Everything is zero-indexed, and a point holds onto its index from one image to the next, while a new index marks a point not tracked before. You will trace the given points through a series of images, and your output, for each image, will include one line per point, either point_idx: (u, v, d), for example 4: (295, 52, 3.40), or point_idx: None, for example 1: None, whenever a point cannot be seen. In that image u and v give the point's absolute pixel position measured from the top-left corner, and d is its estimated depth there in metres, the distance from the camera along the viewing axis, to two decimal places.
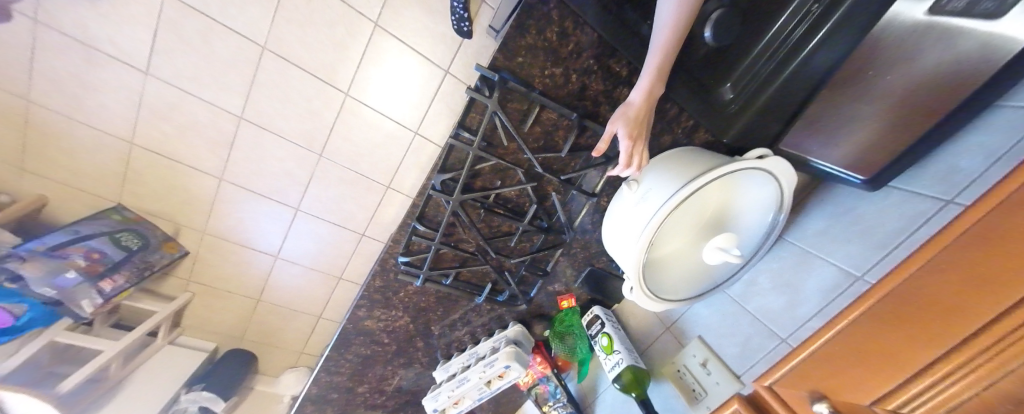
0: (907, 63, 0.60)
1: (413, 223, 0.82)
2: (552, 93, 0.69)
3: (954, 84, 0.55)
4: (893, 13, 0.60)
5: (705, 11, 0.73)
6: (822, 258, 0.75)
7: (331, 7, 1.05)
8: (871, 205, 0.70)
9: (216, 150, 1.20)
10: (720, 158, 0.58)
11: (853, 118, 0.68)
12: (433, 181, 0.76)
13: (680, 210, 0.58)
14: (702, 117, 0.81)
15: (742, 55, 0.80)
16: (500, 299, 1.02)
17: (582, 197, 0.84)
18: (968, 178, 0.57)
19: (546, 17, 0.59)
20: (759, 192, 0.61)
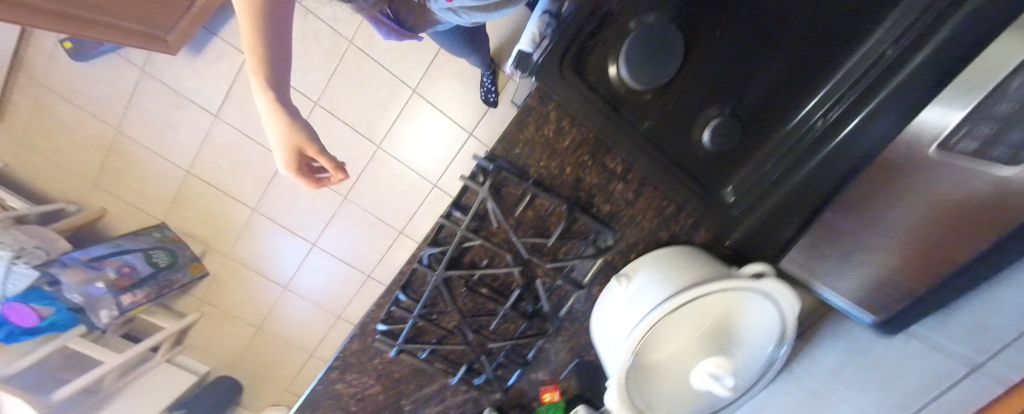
0: (913, 195, 0.52)
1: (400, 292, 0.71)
2: (549, 185, 0.53)
3: (951, 223, 0.46)
4: (921, 125, 0.50)
5: (705, 114, 0.54)
6: (833, 401, 0.66)
7: (379, 76, 1.27)
8: (888, 350, 0.59)
9: (257, 185, 1.34)
10: (715, 268, 0.54)
11: (863, 247, 0.60)
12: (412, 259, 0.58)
13: (670, 321, 0.53)
14: (728, 226, 0.63)
15: (759, 142, 0.60)
16: (476, 382, 0.94)
17: (567, 287, 0.74)
18: (999, 340, 0.42)
19: (543, 115, 0.49)
20: (761, 311, 0.55)
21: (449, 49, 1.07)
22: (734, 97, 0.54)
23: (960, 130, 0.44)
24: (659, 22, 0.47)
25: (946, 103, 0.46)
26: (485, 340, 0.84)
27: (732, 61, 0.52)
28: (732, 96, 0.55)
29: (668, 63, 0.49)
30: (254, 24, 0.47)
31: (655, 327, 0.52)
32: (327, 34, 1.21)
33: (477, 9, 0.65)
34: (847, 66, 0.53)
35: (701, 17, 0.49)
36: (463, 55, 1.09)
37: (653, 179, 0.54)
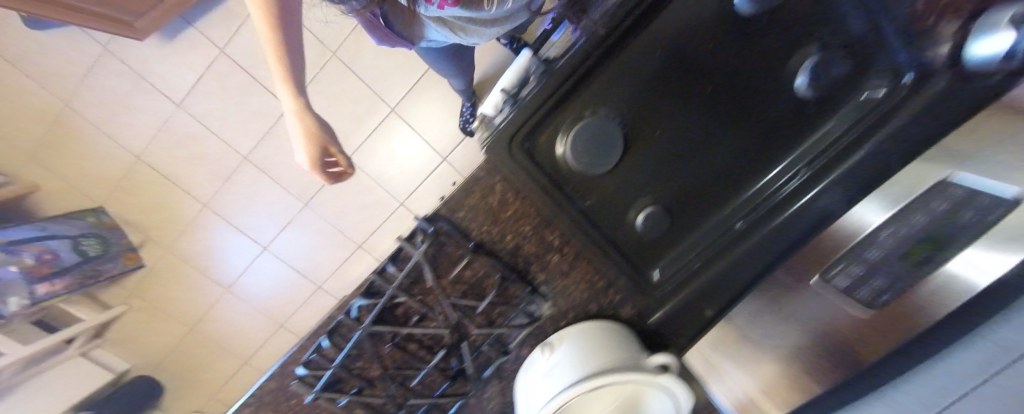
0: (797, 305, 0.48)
1: (305, 355, 0.55)
2: (489, 250, 0.54)
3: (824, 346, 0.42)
4: (856, 215, 0.46)
5: (635, 197, 0.55)
6: None
7: (359, 91, 1.27)
8: None
9: (213, 181, 1.29)
10: (628, 352, 0.54)
11: (747, 355, 0.55)
12: (337, 310, 0.53)
13: (580, 402, 0.53)
14: (661, 315, 0.62)
15: (685, 233, 0.58)
16: None
17: (492, 352, 0.61)
18: None
19: (489, 189, 0.51)
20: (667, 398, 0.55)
21: (435, 66, 1.04)
22: (673, 184, 0.55)
23: (847, 263, 0.43)
24: (608, 121, 0.51)
25: (882, 201, 0.43)
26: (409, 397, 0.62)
27: (663, 162, 0.54)
28: (657, 191, 0.55)
29: (610, 157, 0.51)
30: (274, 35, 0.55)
31: (563, 408, 0.52)
32: (312, 43, 1.20)
33: (477, 23, 0.69)
34: (799, 149, 0.53)
35: (635, 121, 0.52)
36: (449, 75, 1.07)
37: (578, 256, 0.57)
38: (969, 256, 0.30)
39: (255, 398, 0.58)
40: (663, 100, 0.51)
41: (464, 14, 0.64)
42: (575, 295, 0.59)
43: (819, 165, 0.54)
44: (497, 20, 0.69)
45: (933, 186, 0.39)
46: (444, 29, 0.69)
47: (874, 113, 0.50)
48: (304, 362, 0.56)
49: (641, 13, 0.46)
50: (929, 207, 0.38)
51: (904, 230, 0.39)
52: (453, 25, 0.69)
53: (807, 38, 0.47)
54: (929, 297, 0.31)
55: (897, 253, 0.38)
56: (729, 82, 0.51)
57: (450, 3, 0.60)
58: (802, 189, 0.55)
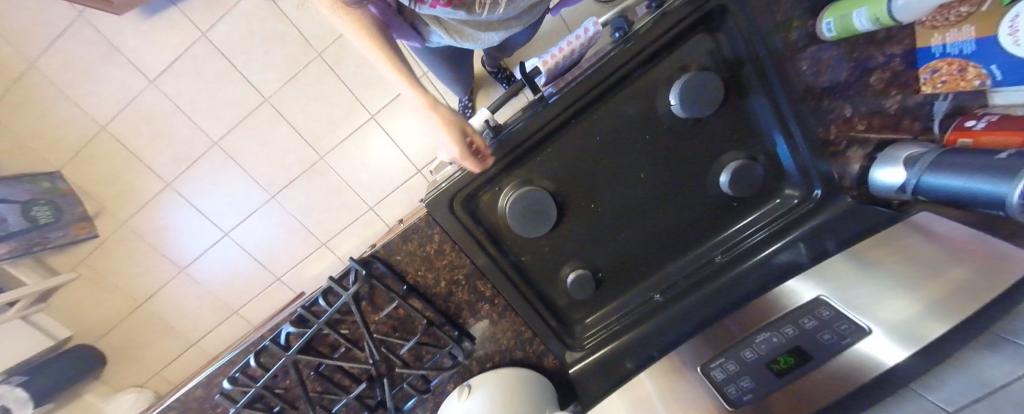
0: (674, 389, 0.46)
1: (231, 371, 0.54)
2: (422, 291, 0.56)
3: None
4: (786, 288, 0.49)
5: (566, 259, 0.59)
6: None
7: (339, 94, 1.28)
8: None
9: (178, 161, 1.28)
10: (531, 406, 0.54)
11: None
12: (266, 335, 0.53)
13: None
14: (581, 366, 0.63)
15: (613, 296, 0.62)
16: None
17: (412, 390, 0.61)
18: None
19: (427, 238, 0.53)
20: None
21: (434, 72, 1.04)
22: (607, 252, 0.59)
23: (728, 357, 0.45)
24: (547, 190, 0.54)
25: (812, 280, 0.47)
26: None
27: (597, 231, 0.58)
28: (588, 255, 0.59)
29: (545, 224, 0.54)
30: (391, 59, 0.61)
31: None
32: (298, 41, 1.20)
33: (472, 26, 0.72)
34: (718, 236, 0.60)
35: (574, 192, 0.56)
36: (445, 81, 1.08)
37: (505, 307, 0.60)
38: (873, 336, 0.37)
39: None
40: (601, 176, 0.55)
41: (458, 16, 0.66)
42: (500, 341, 0.62)
43: (734, 256, 0.59)
44: (492, 24, 0.73)
45: (800, 304, 0.46)
46: (443, 31, 0.72)
47: (783, 219, 0.58)
48: (230, 376, 0.55)
49: (587, 102, 0.50)
50: (800, 322, 0.44)
51: (776, 339, 0.44)
52: (449, 27, 0.72)
53: (735, 144, 0.54)
54: (836, 380, 0.37)
55: (768, 358, 0.43)
56: (665, 170, 0.55)
57: (442, 3, 0.61)
58: (720, 272, 0.60)
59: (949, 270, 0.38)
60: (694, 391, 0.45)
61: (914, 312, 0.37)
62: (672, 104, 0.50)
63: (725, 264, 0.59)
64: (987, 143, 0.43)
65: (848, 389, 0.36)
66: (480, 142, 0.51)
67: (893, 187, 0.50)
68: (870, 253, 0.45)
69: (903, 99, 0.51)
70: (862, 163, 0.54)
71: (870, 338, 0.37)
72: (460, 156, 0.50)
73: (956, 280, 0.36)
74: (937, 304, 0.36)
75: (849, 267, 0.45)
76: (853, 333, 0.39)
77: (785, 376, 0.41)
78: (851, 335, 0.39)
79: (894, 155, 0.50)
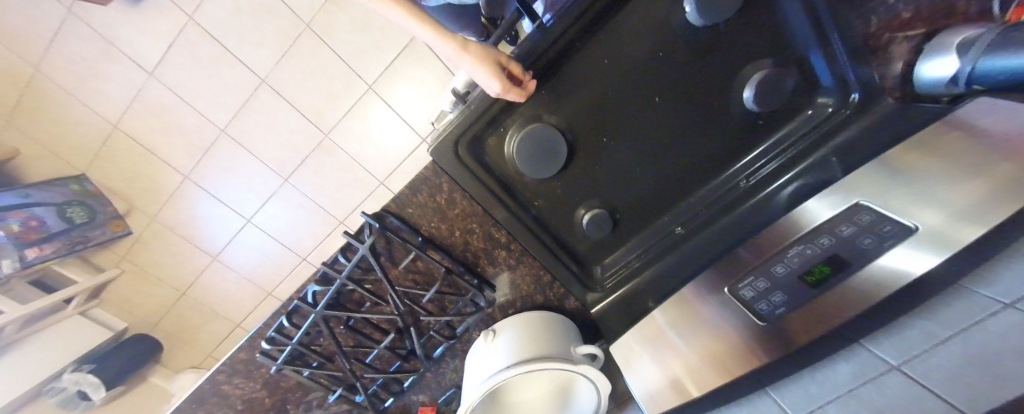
0: (697, 316, 0.48)
1: (268, 332, 0.55)
2: (437, 242, 0.55)
3: (744, 360, 0.41)
4: (804, 209, 0.46)
5: (580, 199, 0.57)
6: None
7: (335, 66, 1.25)
8: None
9: (192, 152, 1.30)
10: (557, 343, 0.55)
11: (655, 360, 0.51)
12: (294, 295, 0.53)
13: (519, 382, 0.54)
14: (603, 305, 0.63)
15: (630, 234, 0.61)
16: (383, 407, 0.68)
17: (440, 337, 0.63)
18: None
19: (437, 187, 0.51)
20: (586, 385, 0.57)
21: None
22: (623, 187, 0.57)
23: (754, 275, 0.45)
24: (553, 127, 0.51)
25: (838, 194, 0.43)
26: (365, 373, 0.62)
27: (612, 168, 0.56)
28: (604, 194, 0.57)
29: (556, 163, 0.52)
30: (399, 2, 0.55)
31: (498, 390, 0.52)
32: (285, 14, 1.16)
33: None
34: (741, 161, 0.56)
35: (583, 127, 0.53)
36: None
37: (522, 252, 0.58)
38: (900, 252, 0.33)
39: (212, 384, 0.59)
40: (613, 107, 0.52)
41: None
42: (521, 287, 0.62)
43: (759, 180, 0.56)
44: None
45: (841, 211, 0.42)
46: None
47: (813, 132, 0.53)
48: (268, 337, 0.56)
49: (587, 23, 0.45)
50: (837, 231, 0.41)
51: (809, 251, 0.41)
52: None
53: (758, 53, 0.49)
54: (868, 289, 0.33)
55: (801, 271, 0.41)
56: (677, 94, 0.51)
57: None
58: (744, 197, 0.57)
59: (993, 169, 0.31)
60: (717, 314, 0.46)
61: (947, 219, 0.31)
62: (687, 13, 0.44)
63: (746, 188, 0.56)
64: None
65: (875, 299, 0.32)
66: (516, 67, 0.46)
67: (944, 80, 0.42)
68: (906, 155, 0.41)
69: None
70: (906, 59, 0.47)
71: (896, 255, 0.33)
72: (500, 88, 0.45)
73: (1000, 178, 0.30)
74: (971, 210, 0.30)
75: (877, 176, 0.41)
76: (899, 233, 0.35)
77: (818, 285, 0.38)
78: (897, 236, 0.35)
79: (946, 42, 0.41)
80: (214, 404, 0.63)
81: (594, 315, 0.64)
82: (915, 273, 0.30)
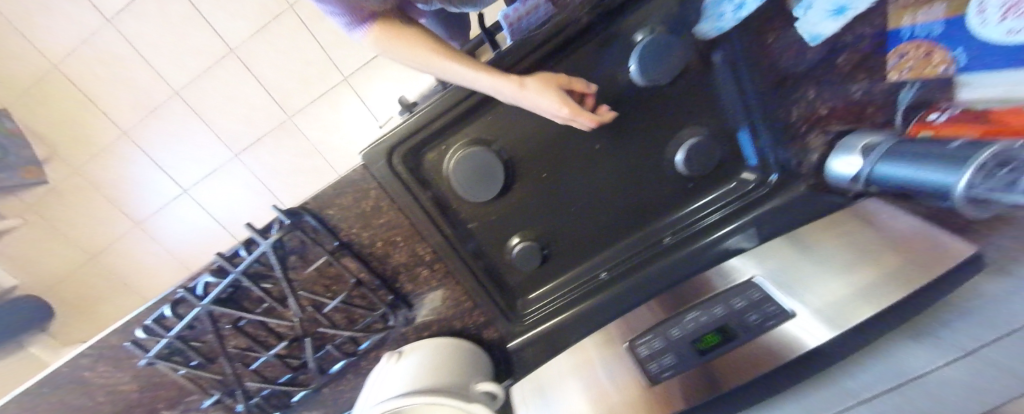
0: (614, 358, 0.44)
1: (145, 320, 0.49)
2: (356, 250, 0.52)
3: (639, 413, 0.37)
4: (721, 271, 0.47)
5: (512, 228, 0.56)
6: None
7: (312, 51, 1.22)
8: None
9: (138, 109, 1.22)
10: (460, 377, 0.52)
11: None
12: (181, 283, 0.47)
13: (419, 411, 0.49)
14: (521, 341, 0.61)
15: (558, 272, 0.60)
16: None
17: (340, 352, 0.58)
18: None
19: (364, 192, 0.48)
20: None
21: None
22: (555, 225, 0.57)
23: (654, 333, 0.44)
24: (495, 152, 0.50)
25: (746, 260, 0.46)
26: (250, 380, 0.57)
27: (548, 203, 0.56)
28: (538, 227, 0.57)
29: (492, 188, 0.50)
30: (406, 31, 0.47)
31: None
32: None
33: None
34: (671, 218, 0.57)
35: (523, 157, 0.53)
36: None
37: (445, 273, 0.56)
38: (801, 315, 0.35)
39: (70, 368, 0.52)
40: (557, 144, 0.52)
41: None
42: (440, 310, 0.59)
43: (682, 239, 0.57)
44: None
45: (735, 285, 0.44)
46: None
47: (737, 203, 0.55)
48: (144, 326, 0.50)
49: (539, 59, 0.46)
50: (730, 303, 0.42)
51: (704, 318, 0.42)
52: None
53: (694, 120, 0.51)
54: (760, 355, 0.35)
55: (693, 337, 0.41)
56: (616, 143, 0.52)
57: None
58: (666, 252, 0.58)
59: (881, 258, 0.36)
60: (623, 363, 0.43)
61: (847, 294, 0.35)
62: (631, 69, 0.46)
63: (670, 244, 0.58)
64: (947, 133, 0.41)
65: (776, 362, 0.34)
66: (580, 85, 0.45)
67: (848, 177, 0.48)
68: (817, 237, 0.43)
69: (870, 84, 0.47)
70: (820, 151, 0.52)
71: (796, 321, 0.35)
72: (571, 113, 0.44)
73: (888, 267, 0.35)
74: (874, 287, 0.34)
75: (785, 250, 0.44)
76: (776, 315, 0.37)
77: (708, 354, 0.39)
78: (775, 317, 0.37)
79: (853, 144, 0.48)
80: (69, 392, 0.55)
81: (510, 349, 0.62)
82: (821, 337, 0.32)
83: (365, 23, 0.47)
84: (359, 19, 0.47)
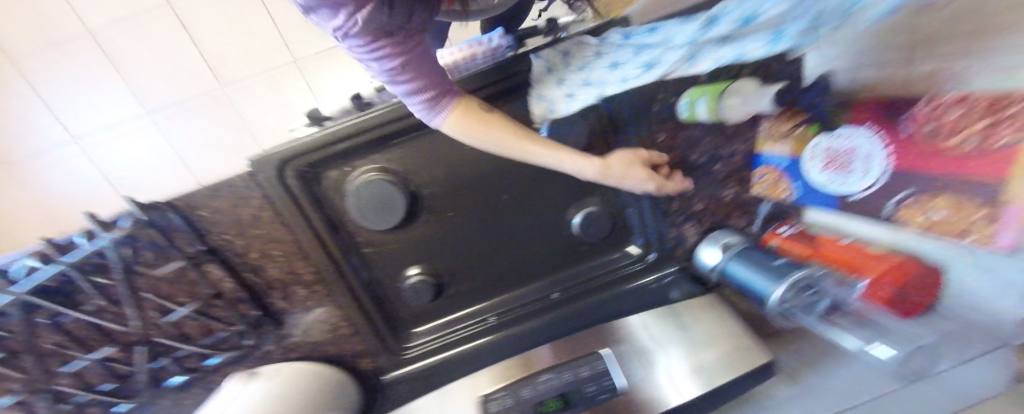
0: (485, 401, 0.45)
1: None
2: (226, 256, 0.48)
3: None
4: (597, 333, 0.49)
5: (410, 259, 0.54)
6: None
7: (263, 22, 1.09)
8: None
9: (31, 32, 1.00)
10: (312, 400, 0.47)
11: None
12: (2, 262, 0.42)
13: None
14: (398, 374, 0.59)
15: (448, 310, 0.59)
16: None
17: (182, 366, 0.52)
18: None
19: (244, 199, 0.46)
20: None
21: None
22: (454, 264, 0.57)
23: (511, 390, 0.44)
24: (395, 182, 0.47)
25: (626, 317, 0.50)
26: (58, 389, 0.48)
27: (452, 241, 0.55)
28: (437, 261, 0.55)
29: (390, 219, 0.48)
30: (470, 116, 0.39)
31: None
32: None
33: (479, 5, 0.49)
34: (561, 275, 0.60)
35: (432, 193, 0.52)
36: None
37: (324, 294, 0.53)
38: (673, 366, 0.42)
39: None
40: (470, 186, 0.52)
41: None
42: (313, 333, 0.55)
43: (569, 297, 0.60)
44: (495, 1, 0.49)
45: (578, 357, 0.46)
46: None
47: (619, 273, 0.59)
48: None
49: None
50: (578, 371, 0.44)
51: (554, 381, 0.44)
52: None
53: (591, 192, 0.55)
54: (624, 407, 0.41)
55: (539, 398, 0.43)
56: (520, 198, 0.55)
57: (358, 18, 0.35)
58: (554, 308, 0.60)
59: (732, 337, 0.44)
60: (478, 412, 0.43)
61: (706, 362, 0.42)
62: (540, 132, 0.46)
63: (557, 301, 0.60)
64: (790, 248, 0.50)
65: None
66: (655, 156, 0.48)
67: (710, 267, 0.54)
68: (689, 307, 0.50)
69: (737, 191, 0.54)
70: (693, 239, 0.58)
71: (665, 375, 0.42)
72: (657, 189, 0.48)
73: (737, 345, 0.43)
74: (726, 360, 0.42)
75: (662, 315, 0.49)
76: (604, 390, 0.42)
77: None
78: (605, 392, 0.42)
79: (719, 238, 0.55)
80: None
81: (384, 381, 0.59)
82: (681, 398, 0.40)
83: (444, 104, 0.38)
84: (434, 100, 0.38)
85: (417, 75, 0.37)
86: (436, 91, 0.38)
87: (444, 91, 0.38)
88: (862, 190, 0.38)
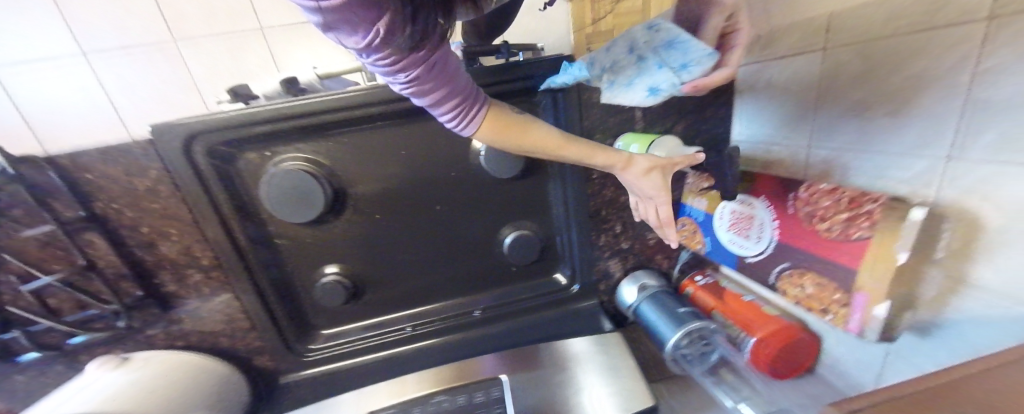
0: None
1: None
2: (112, 227, 0.44)
3: None
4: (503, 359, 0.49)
5: (324, 258, 0.51)
6: None
7: None
8: None
9: None
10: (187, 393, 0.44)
11: None
12: None
13: None
14: (297, 376, 0.56)
15: (362, 315, 0.56)
16: None
17: (41, 341, 0.46)
18: None
19: (141, 169, 0.42)
20: None
21: None
22: (376, 269, 0.54)
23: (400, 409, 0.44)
24: (313, 173, 0.45)
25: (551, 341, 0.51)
26: None
27: (375, 246, 0.52)
28: (353, 263, 0.52)
29: (306, 213, 0.45)
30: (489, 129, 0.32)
31: None
32: None
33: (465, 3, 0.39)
34: (484, 294, 0.59)
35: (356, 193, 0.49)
36: None
37: (222, 282, 0.49)
38: (594, 390, 0.45)
39: None
40: (400, 192, 0.50)
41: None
42: (204, 321, 0.51)
43: (489, 317, 0.59)
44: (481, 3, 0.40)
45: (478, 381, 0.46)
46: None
47: (541, 299, 0.59)
48: None
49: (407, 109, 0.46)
50: (473, 396, 0.45)
51: (446, 403, 0.44)
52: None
53: (523, 216, 0.55)
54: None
55: None
56: (451, 211, 0.53)
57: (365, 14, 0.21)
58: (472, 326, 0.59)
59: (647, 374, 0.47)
60: None
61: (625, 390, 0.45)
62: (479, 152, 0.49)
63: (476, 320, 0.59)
64: (700, 297, 0.53)
65: None
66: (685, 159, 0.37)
67: (626, 303, 0.55)
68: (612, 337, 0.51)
69: None
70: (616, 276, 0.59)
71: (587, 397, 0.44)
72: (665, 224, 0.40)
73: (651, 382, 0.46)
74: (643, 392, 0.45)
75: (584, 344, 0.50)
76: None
77: None
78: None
79: (638, 278, 0.56)
80: None
81: (280, 381, 0.55)
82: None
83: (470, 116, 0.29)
84: (464, 115, 0.29)
85: (442, 84, 0.27)
86: (463, 99, 0.29)
87: (472, 96, 0.29)
88: (754, 255, 0.44)
